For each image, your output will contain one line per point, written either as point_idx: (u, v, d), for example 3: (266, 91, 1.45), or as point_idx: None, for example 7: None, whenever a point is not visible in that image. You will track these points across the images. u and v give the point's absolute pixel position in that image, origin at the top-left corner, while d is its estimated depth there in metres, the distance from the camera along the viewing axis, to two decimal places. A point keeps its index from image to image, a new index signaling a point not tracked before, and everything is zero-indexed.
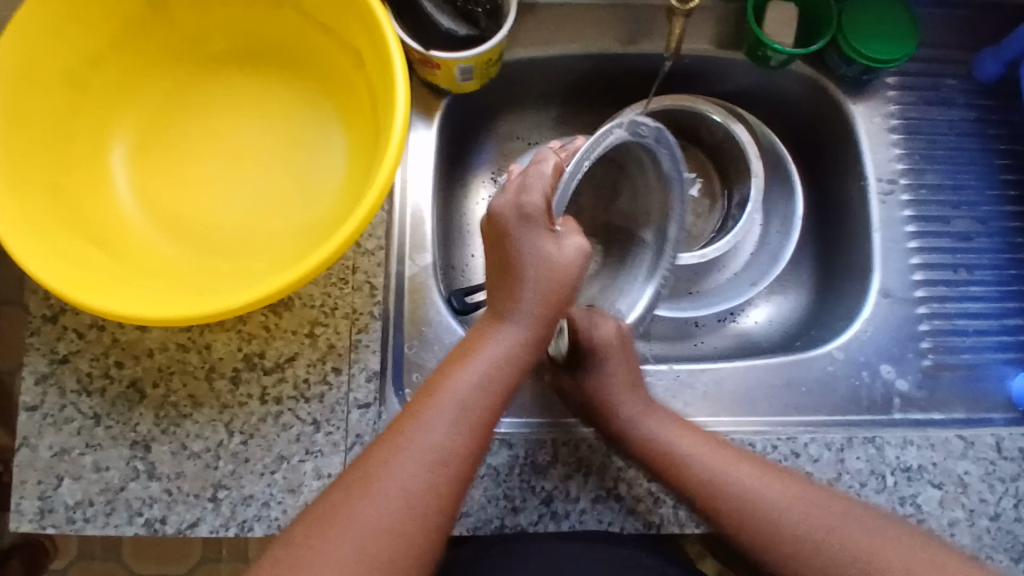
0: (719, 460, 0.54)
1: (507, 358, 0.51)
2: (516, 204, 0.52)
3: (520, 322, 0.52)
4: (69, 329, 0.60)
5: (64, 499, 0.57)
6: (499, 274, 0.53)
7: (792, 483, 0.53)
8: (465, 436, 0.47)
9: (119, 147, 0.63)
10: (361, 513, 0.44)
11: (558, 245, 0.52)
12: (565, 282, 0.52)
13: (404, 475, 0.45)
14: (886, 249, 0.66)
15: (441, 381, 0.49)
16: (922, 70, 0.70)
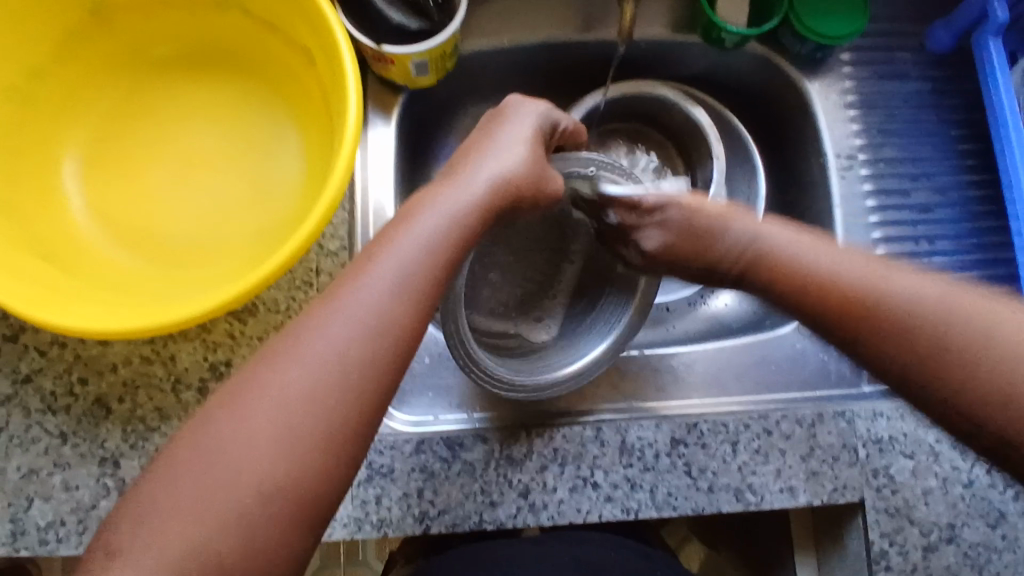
0: (841, 257, 0.48)
1: (448, 223, 0.46)
2: (522, 100, 0.57)
3: (469, 184, 0.49)
4: (30, 348, 0.59)
5: (36, 520, 0.57)
6: (463, 155, 0.53)
7: (953, 287, 0.43)
8: (387, 319, 0.42)
9: (70, 161, 0.62)
10: (278, 380, 0.39)
11: (526, 128, 0.55)
12: (536, 167, 0.53)
13: (329, 346, 0.40)
14: (848, 225, 0.67)
15: (383, 236, 0.45)
16: (876, 45, 0.71)
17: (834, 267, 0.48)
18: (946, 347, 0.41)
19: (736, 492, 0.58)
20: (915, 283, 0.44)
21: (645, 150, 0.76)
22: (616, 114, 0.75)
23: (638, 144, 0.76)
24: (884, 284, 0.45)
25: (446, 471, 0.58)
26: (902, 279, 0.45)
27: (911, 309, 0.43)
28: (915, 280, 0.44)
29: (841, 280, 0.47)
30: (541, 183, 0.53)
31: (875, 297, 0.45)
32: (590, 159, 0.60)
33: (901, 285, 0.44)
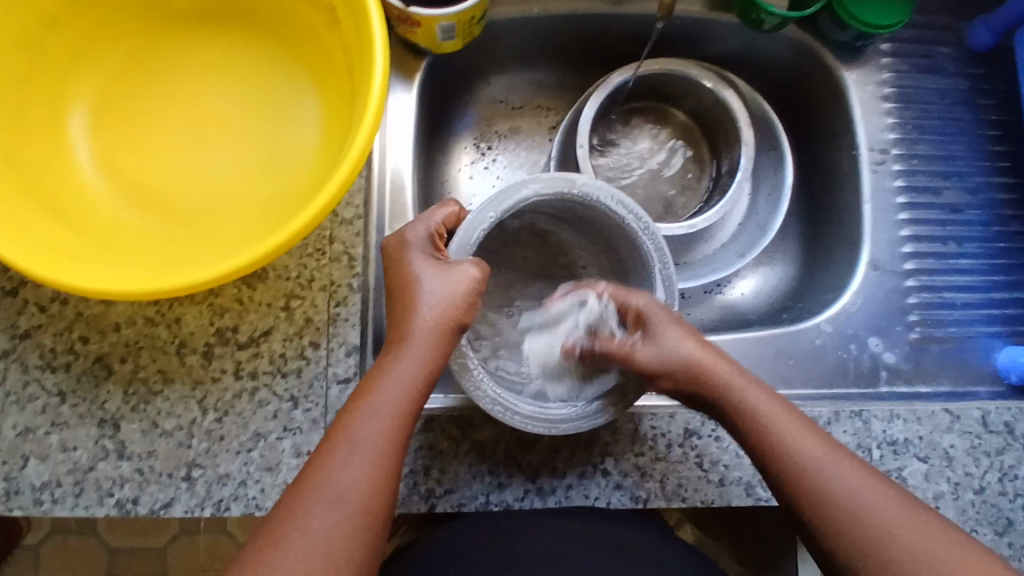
0: (787, 422, 0.51)
1: (405, 388, 0.49)
2: (402, 237, 0.54)
3: (416, 345, 0.50)
4: (30, 303, 0.57)
5: (30, 480, 0.55)
6: (394, 318, 0.52)
7: (869, 476, 0.49)
8: (368, 472, 0.47)
9: (77, 112, 0.59)
10: (302, 523, 0.45)
11: (446, 267, 0.52)
12: (464, 303, 0.51)
13: (335, 488, 0.46)
14: (876, 221, 0.65)
15: (343, 422, 0.49)
16: (916, 37, 0.68)
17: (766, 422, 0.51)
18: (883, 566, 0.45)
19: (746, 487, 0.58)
20: (847, 469, 0.49)
21: (670, 132, 0.74)
22: (644, 94, 0.72)
23: (663, 125, 0.74)
24: (824, 472, 0.49)
25: (454, 450, 0.57)
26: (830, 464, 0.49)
27: (857, 517, 0.47)
28: (837, 460, 0.49)
29: (796, 456, 0.49)
30: (468, 317, 0.52)
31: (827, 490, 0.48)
32: (575, 181, 0.54)
33: (838, 474, 0.49)
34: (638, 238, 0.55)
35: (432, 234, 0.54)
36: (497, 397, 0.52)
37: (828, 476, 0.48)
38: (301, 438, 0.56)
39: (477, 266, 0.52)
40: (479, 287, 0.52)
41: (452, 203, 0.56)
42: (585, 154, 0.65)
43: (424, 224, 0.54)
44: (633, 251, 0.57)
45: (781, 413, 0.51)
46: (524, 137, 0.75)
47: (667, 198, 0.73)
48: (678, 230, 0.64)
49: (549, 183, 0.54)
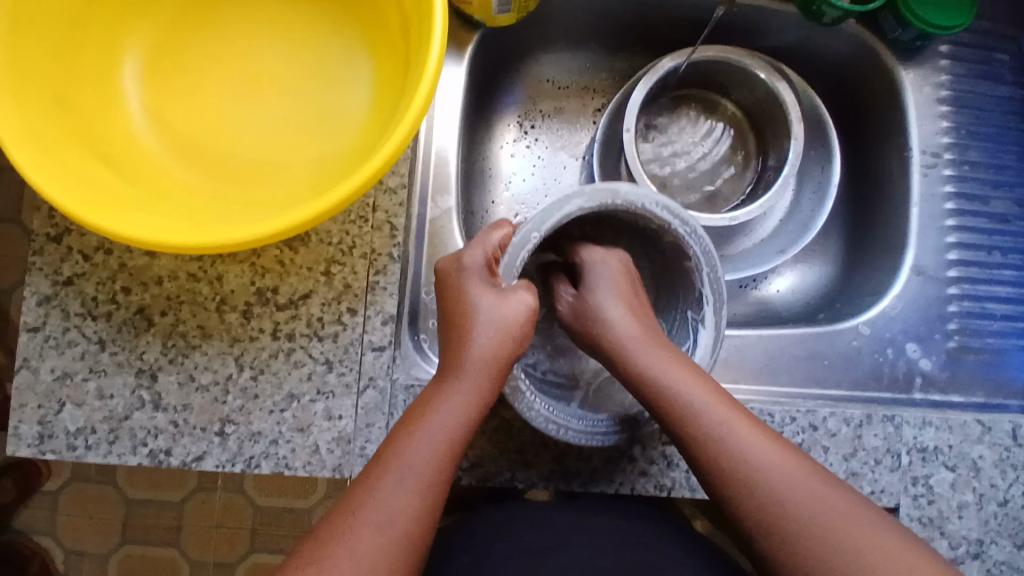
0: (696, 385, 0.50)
1: (458, 417, 0.50)
2: (458, 261, 0.54)
3: (471, 377, 0.50)
4: (73, 251, 0.57)
5: (66, 424, 0.56)
6: (449, 346, 0.53)
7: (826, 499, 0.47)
8: (416, 497, 0.47)
9: (132, 62, 0.59)
10: (349, 542, 0.45)
11: (504, 296, 0.52)
12: (519, 335, 0.52)
13: (384, 510, 0.46)
14: (923, 225, 0.64)
15: (396, 444, 0.49)
16: (977, 42, 0.67)
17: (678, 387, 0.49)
18: (771, 525, 0.46)
19: None
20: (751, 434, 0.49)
21: (716, 123, 0.73)
22: (693, 81, 0.72)
23: (710, 114, 0.73)
24: (731, 439, 0.48)
25: (483, 425, 0.57)
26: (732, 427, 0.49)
27: (754, 479, 0.47)
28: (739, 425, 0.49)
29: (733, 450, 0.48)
30: (520, 350, 0.52)
31: (727, 456, 0.48)
32: (619, 192, 0.52)
33: (747, 442, 0.48)
34: (684, 241, 0.53)
35: (483, 264, 0.53)
36: (543, 411, 0.53)
37: (733, 442, 0.48)
38: (333, 402, 0.57)
39: (530, 292, 0.53)
40: (533, 317, 0.53)
41: (505, 224, 0.56)
42: (631, 137, 0.64)
43: (481, 248, 0.54)
44: (680, 252, 0.56)
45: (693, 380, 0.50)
46: (567, 117, 0.74)
47: (709, 190, 0.73)
48: (719, 222, 0.63)
49: (593, 198, 0.52)
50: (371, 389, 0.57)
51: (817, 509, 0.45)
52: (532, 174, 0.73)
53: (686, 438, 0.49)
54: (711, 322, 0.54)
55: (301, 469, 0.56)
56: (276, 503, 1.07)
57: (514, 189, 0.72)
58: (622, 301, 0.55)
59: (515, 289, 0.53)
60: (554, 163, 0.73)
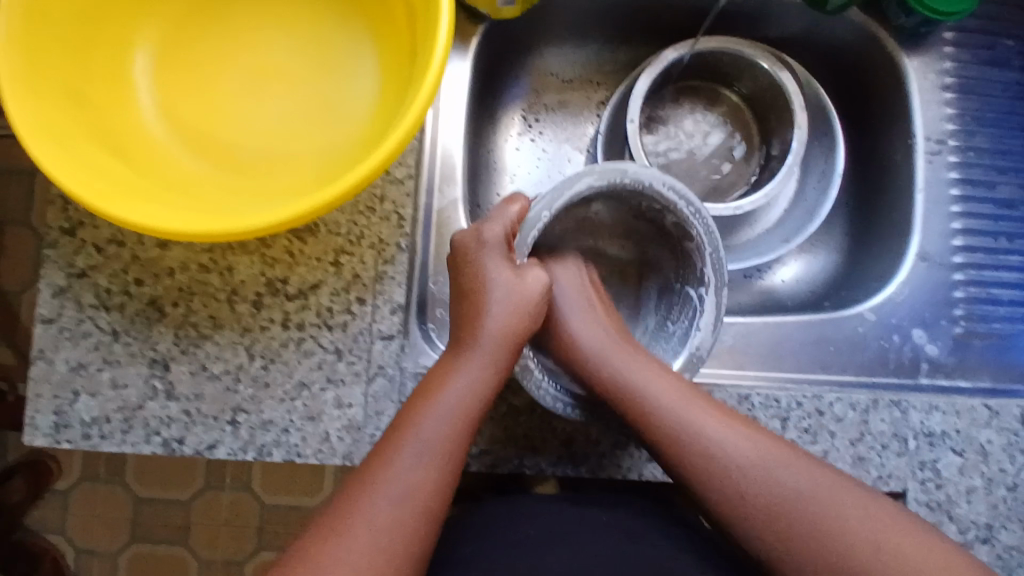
0: (671, 393, 0.52)
1: (472, 390, 0.51)
2: (477, 235, 0.55)
3: (486, 350, 0.52)
4: (86, 243, 0.58)
5: (80, 414, 0.57)
6: (463, 317, 0.54)
7: (783, 451, 0.50)
8: (434, 470, 0.47)
9: (142, 57, 0.60)
10: (368, 514, 0.45)
11: (520, 274, 0.54)
12: (534, 311, 0.54)
13: (400, 482, 0.46)
14: (928, 212, 0.65)
15: (411, 416, 0.49)
16: (981, 28, 0.67)
17: (653, 398, 0.52)
18: (781, 534, 0.47)
19: None
20: (740, 436, 0.50)
21: (719, 114, 0.74)
22: (697, 72, 0.72)
23: (713, 105, 0.74)
24: (699, 443, 0.50)
25: (491, 412, 0.58)
26: (719, 434, 0.51)
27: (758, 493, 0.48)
28: (728, 432, 0.51)
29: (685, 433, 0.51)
30: (534, 327, 0.55)
31: (729, 468, 0.49)
32: (627, 170, 0.53)
33: (731, 444, 0.50)
34: (688, 222, 0.55)
35: (501, 237, 0.54)
36: (553, 392, 0.54)
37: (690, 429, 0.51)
38: (343, 390, 0.57)
39: (544, 273, 0.55)
40: (547, 294, 0.55)
41: (519, 199, 0.56)
42: (636, 128, 0.64)
43: (501, 222, 0.54)
44: (682, 233, 0.57)
45: (682, 395, 0.52)
46: (571, 111, 0.75)
47: (712, 182, 0.73)
48: (725, 211, 0.63)
49: (603, 175, 0.53)
50: (380, 377, 0.58)
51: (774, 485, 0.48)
52: (537, 166, 0.74)
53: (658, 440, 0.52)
54: (710, 305, 0.55)
55: (312, 456, 0.57)
56: (284, 501, 1.07)
57: (519, 182, 0.73)
58: (586, 307, 0.59)
59: (527, 265, 0.55)
60: (559, 155, 0.74)
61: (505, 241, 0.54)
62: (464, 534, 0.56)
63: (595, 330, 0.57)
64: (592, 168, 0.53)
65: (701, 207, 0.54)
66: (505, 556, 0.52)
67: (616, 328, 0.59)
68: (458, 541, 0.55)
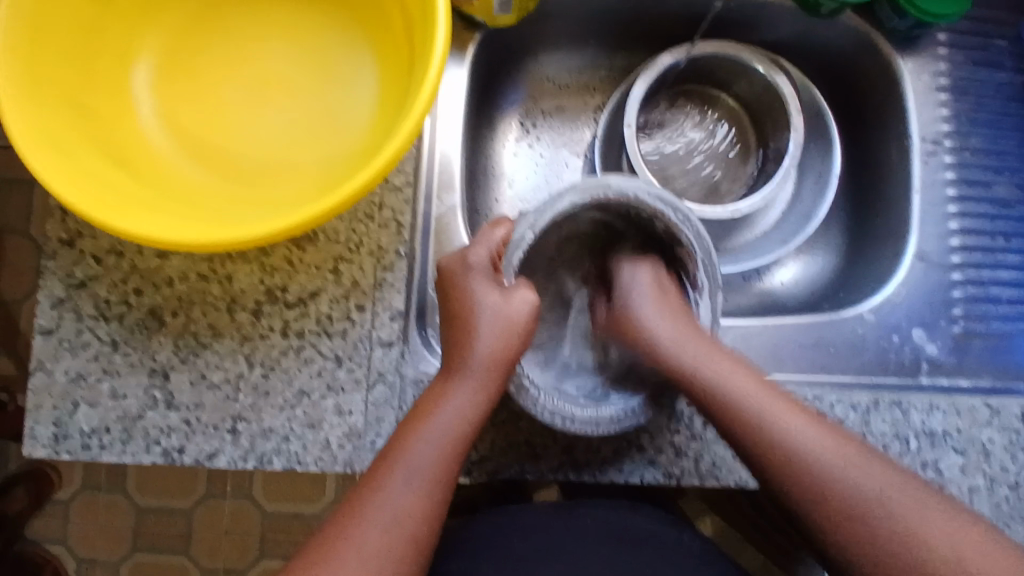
0: (759, 390, 0.52)
1: (462, 414, 0.50)
2: (464, 259, 0.55)
3: (475, 375, 0.51)
4: (86, 254, 0.58)
5: (80, 425, 0.57)
6: (453, 340, 0.54)
7: (833, 434, 0.51)
8: (423, 498, 0.47)
9: (142, 66, 0.60)
10: (355, 542, 0.45)
11: (507, 295, 0.53)
12: (523, 333, 0.53)
13: (389, 510, 0.47)
14: (925, 213, 0.65)
15: (401, 442, 0.49)
16: (974, 29, 0.68)
17: (736, 393, 0.52)
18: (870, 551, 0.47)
19: None
20: (820, 436, 0.50)
21: (716, 117, 0.74)
22: (692, 77, 0.72)
23: (709, 109, 0.74)
24: (784, 438, 0.50)
25: (491, 418, 0.58)
26: (801, 429, 0.51)
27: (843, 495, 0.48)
28: (809, 430, 0.50)
29: (769, 433, 0.51)
30: (524, 348, 0.54)
31: (794, 460, 0.50)
32: (609, 185, 0.53)
33: (807, 437, 0.50)
34: (678, 229, 0.54)
35: (486, 260, 0.54)
36: (546, 404, 0.53)
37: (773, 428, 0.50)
38: (343, 398, 0.57)
39: (533, 292, 0.54)
40: (535, 315, 0.54)
41: (503, 223, 0.57)
42: (633, 133, 0.64)
43: (486, 246, 0.55)
44: (674, 239, 0.56)
45: (755, 386, 0.53)
46: (569, 116, 0.75)
47: (710, 185, 0.73)
48: (723, 214, 0.64)
49: (586, 192, 0.53)
50: (380, 385, 0.58)
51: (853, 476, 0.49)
52: (535, 172, 0.74)
53: (741, 433, 0.51)
54: (707, 303, 0.56)
55: (313, 464, 0.57)
56: (285, 510, 1.07)
57: (517, 187, 0.73)
58: (659, 302, 0.57)
59: (517, 287, 0.54)
60: (557, 160, 0.74)
61: (490, 263, 0.54)
62: (465, 542, 0.56)
63: (670, 324, 0.55)
64: (568, 189, 0.53)
65: (688, 212, 0.54)
66: (506, 566, 0.52)
67: (690, 319, 0.56)
68: (460, 549, 0.55)
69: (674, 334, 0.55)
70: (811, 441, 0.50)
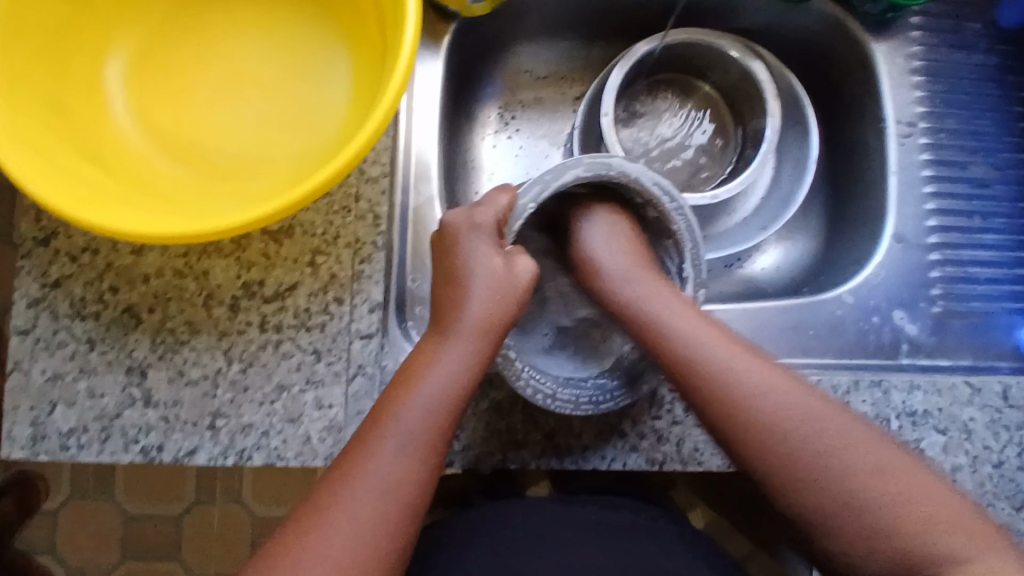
0: (717, 345, 0.51)
1: (455, 377, 0.50)
2: (469, 219, 0.55)
3: (469, 335, 0.51)
4: (61, 253, 0.58)
5: (58, 425, 0.56)
6: (444, 304, 0.53)
7: (815, 399, 0.49)
8: (417, 463, 0.47)
9: (114, 63, 0.60)
10: (346, 508, 0.45)
11: (507, 258, 0.54)
12: (520, 298, 0.53)
13: (383, 475, 0.46)
14: (901, 194, 0.65)
15: (390, 407, 0.49)
16: (947, 11, 0.68)
17: (722, 364, 0.50)
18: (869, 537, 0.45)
19: None
20: (797, 400, 0.49)
21: (694, 106, 0.74)
22: (669, 66, 0.73)
23: (687, 98, 0.74)
24: (761, 400, 0.49)
25: (473, 408, 0.58)
26: (781, 395, 0.49)
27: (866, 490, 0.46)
28: (778, 389, 0.49)
29: (744, 404, 0.49)
30: (519, 315, 0.54)
31: (761, 419, 0.48)
32: (612, 164, 0.53)
33: (782, 399, 0.49)
34: (672, 218, 0.54)
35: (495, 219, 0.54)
36: (530, 381, 0.53)
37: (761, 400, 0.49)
38: (323, 391, 0.57)
39: (533, 261, 0.55)
40: (535, 283, 0.55)
41: (507, 190, 0.56)
42: (610, 122, 0.64)
43: (492, 209, 0.54)
44: (666, 229, 0.57)
45: (737, 353, 0.51)
46: (547, 107, 0.75)
47: (688, 173, 0.73)
48: (701, 200, 0.64)
49: (589, 167, 0.53)
50: (360, 377, 0.57)
51: (815, 433, 0.47)
52: (515, 164, 0.74)
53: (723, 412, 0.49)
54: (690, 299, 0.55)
55: (293, 459, 0.56)
56: (275, 512, 1.06)
57: (496, 180, 0.73)
58: (628, 260, 0.57)
59: (519, 250, 0.55)
60: (537, 152, 0.74)
61: (496, 224, 0.54)
62: (449, 538, 0.55)
63: (638, 280, 0.56)
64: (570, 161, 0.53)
65: (681, 198, 0.54)
66: (491, 562, 0.51)
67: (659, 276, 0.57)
68: (444, 544, 0.55)
69: (659, 297, 0.54)
70: (781, 398, 0.49)
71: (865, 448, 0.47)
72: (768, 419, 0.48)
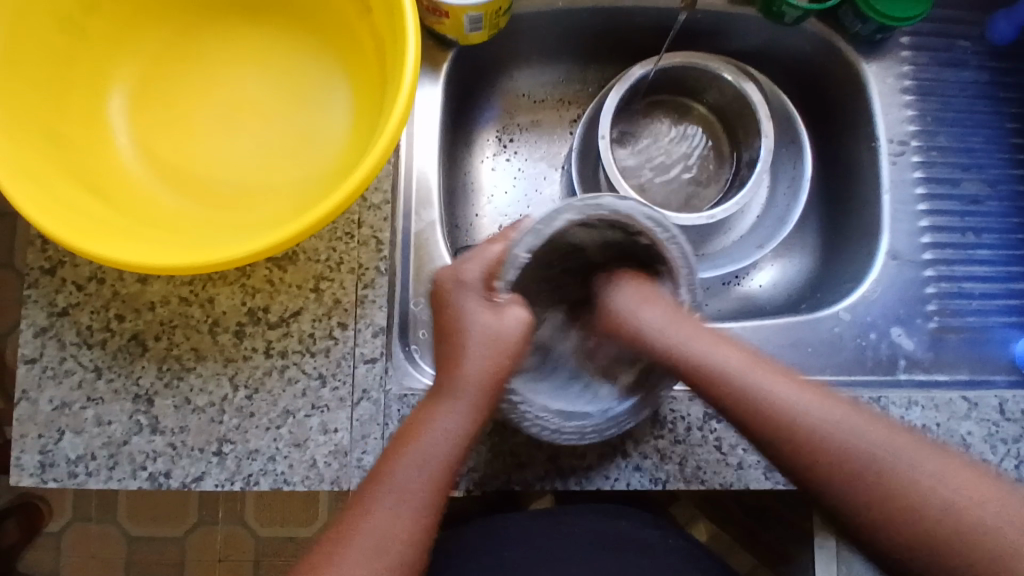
0: (722, 351, 0.51)
1: (450, 436, 0.51)
2: (454, 275, 0.55)
3: (463, 394, 0.51)
4: (67, 282, 0.58)
5: (66, 453, 0.57)
6: (445, 358, 0.54)
7: (814, 393, 0.49)
8: (409, 521, 0.48)
9: (117, 95, 0.61)
10: (340, 573, 0.46)
11: (500, 310, 0.54)
12: (515, 349, 0.53)
13: (377, 536, 0.47)
14: (896, 212, 0.66)
15: (385, 465, 0.50)
16: (937, 31, 0.69)
17: (734, 373, 0.50)
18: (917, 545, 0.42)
19: (765, 470, 0.59)
20: (819, 404, 0.48)
21: (691, 126, 0.75)
22: (666, 88, 0.74)
23: (683, 118, 0.75)
24: (762, 394, 0.49)
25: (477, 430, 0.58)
26: (776, 390, 0.49)
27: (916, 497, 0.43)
28: (788, 389, 0.49)
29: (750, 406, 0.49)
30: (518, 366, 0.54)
31: (795, 429, 0.47)
32: (602, 202, 0.50)
33: (792, 397, 0.48)
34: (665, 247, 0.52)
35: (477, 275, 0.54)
36: (536, 420, 0.52)
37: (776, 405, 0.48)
38: (328, 416, 0.58)
39: (526, 310, 0.54)
40: (530, 331, 0.54)
41: (500, 237, 0.55)
42: (607, 144, 0.66)
43: (477, 262, 0.54)
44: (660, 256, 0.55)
45: (716, 344, 0.52)
46: (545, 129, 0.76)
47: (686, 192, 0.74)
48: (699, 219, 0.65)
49: (579, 209, 0.50)
50: (365, 401, 0.58)
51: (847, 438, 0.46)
52: (514, 185, 0.75)
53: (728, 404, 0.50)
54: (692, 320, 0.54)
55: (299, 484, 0.57)
56: (279, 533, 1.06)
57: (496, 202, 0.74)
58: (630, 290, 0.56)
59: (514, 302, 0.54)
60: (536, 173, 0.75)
61: (483, 279, 0.54)
62: (455, 559, 0.56)
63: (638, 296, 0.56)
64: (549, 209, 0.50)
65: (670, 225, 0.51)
66: None
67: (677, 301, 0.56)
68: (450, 565, 0.55)
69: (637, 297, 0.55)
70: (779, 394, 0.48)
71: (897, 450, 0.45)
72: (800, 425, 0.47)
